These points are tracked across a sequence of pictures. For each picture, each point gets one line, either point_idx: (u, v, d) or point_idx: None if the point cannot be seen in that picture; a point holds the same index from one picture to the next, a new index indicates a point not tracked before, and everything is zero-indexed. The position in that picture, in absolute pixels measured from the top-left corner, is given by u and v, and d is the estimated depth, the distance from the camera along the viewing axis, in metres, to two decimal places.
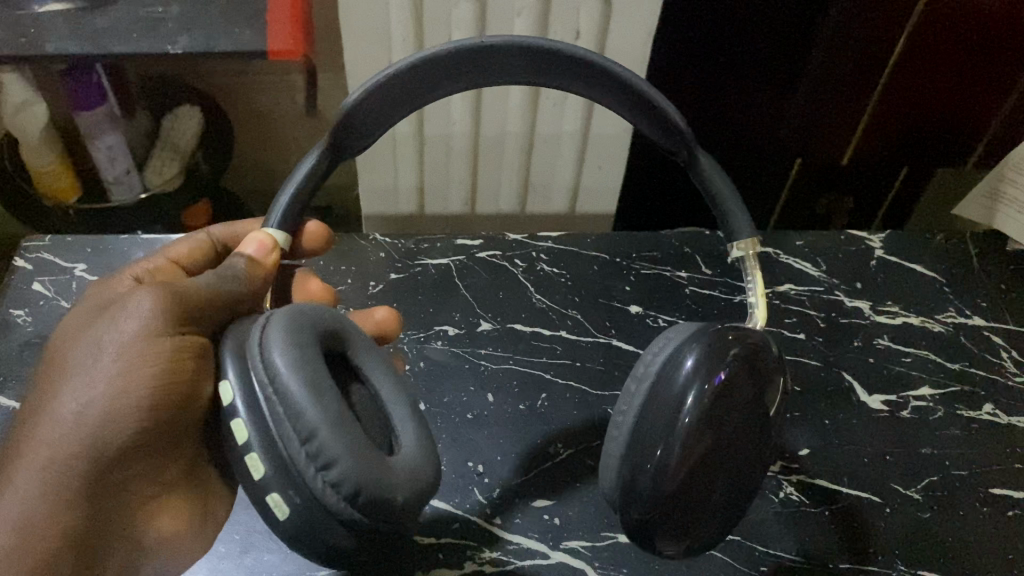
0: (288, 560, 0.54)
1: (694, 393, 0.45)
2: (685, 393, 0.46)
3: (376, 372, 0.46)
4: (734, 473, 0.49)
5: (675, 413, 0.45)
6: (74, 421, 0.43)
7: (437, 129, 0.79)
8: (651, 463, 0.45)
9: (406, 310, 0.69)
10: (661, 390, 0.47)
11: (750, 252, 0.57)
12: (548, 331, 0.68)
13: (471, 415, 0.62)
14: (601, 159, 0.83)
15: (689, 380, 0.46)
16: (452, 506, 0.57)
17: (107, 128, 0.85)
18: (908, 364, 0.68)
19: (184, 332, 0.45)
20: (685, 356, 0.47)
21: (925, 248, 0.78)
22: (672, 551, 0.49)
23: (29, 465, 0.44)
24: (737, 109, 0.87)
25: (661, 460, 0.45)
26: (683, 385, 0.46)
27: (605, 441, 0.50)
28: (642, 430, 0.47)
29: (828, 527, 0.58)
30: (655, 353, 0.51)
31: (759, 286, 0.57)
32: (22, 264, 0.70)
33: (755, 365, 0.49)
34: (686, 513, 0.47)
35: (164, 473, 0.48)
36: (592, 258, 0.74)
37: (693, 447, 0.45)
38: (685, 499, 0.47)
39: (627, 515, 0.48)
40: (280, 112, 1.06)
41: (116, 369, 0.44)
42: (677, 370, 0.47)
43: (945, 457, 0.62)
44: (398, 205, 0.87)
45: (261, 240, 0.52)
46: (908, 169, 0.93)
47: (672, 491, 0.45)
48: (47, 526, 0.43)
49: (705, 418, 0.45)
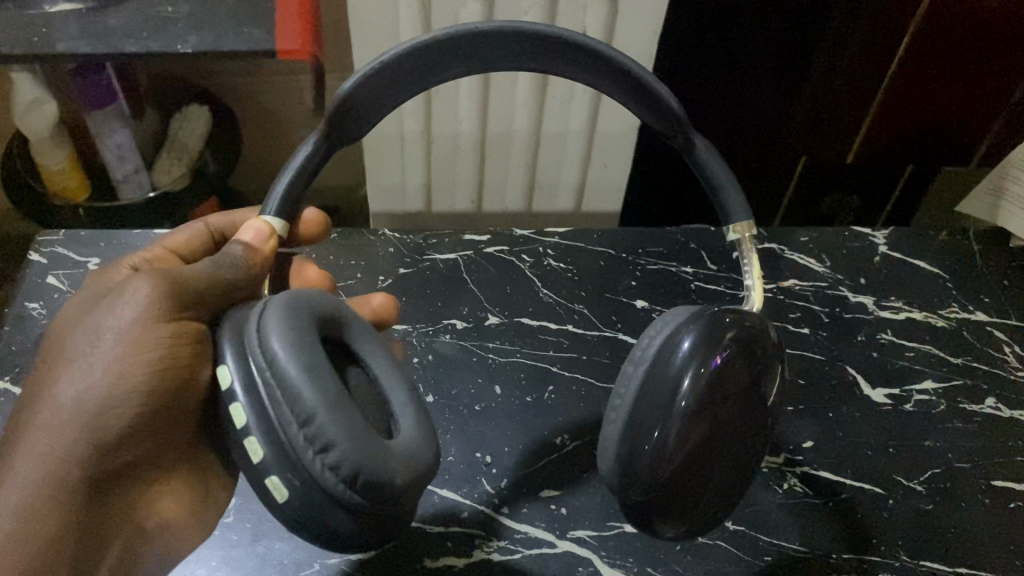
0: (299, 547, 0.55)
1: (689, 376, 0.46)
2: (680, 376, 0.46)
3: (374, 356, 0.47)
4: (735, 457, 0.49)
5: (670, 398, 0.46)
6: (73, 405, 0.45)
7: (445, 127, 0.80)
8: (648, 445, 0.46)
9: (414, 304, 0.69)
10: (657, 372, 0.47)
11: (745, 234, 0.58)
12: (555, 325, 0.69)
13: (479, 406, 0.63)
14: (606, 158, 0.83)
15: (685, 363, 0.47)
16: (459, 495, 0.58)
17: (118, 126, 0.87)
18: (910, 358, 0.68)
19: (181, 317, 0.46)
20: (682, 337, 0.48)
21: (929, 244, 0.78)
22: (673, 533, 0.50)
23: (27, 451, 0.45)
24: (740, 106, 0.88)
25: (658, 441, 0.46)
26: (678, 367, 0.47)
27: (602, 431, 0.50)
28: (641, 419, 0.47)
29: (831, 518, 0.59)
30: (650, 338, 0.51)
31: (755, 268, 0.57)
32: (36, 257, 0.71)
33: (753, 351, 0.49)
34: (685, 497, 0.48)
35: (163, 459, 0.49)
36: (597, 252, 0.75)
37: (688, 431, 0.46)
38: (686, 482, 0.47)
39: (627, 500, 0.48)
40: (288, 111, 1.06)
41: (113, 355, 0.45)
42: (674, 352, 0.48)
43: (947, 449, 0.63)
44: (404, 204, 0.88)
45: (259, 228, 0.52)
46: (912, 168, 0.94)
47: (669, 474, 0.46)
48: (46, 511, 0.44)
49: (700, 403, 0.46)
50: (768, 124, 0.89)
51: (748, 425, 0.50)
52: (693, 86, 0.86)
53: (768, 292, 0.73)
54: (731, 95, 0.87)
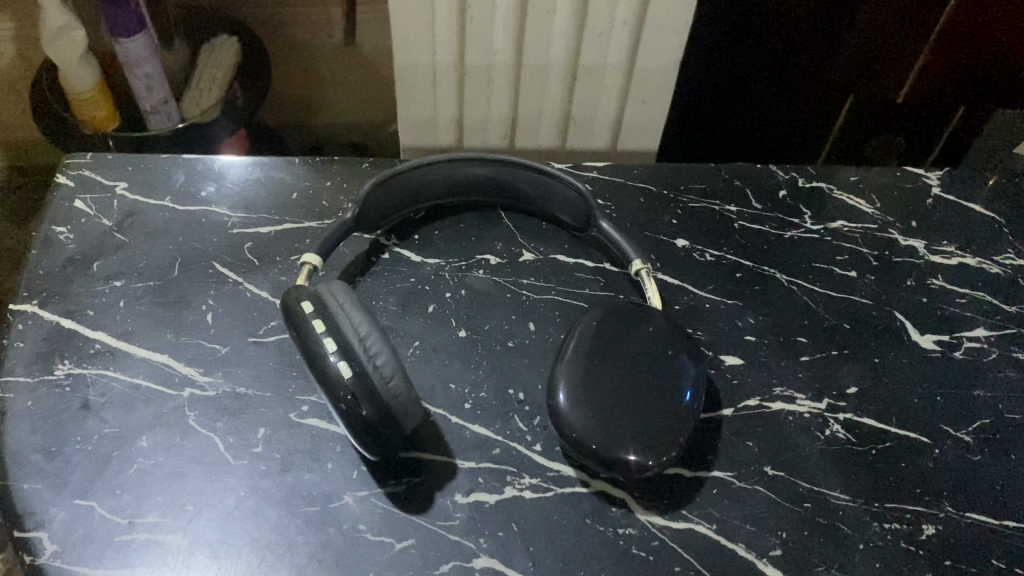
0: (328, 479, 0.54)
1: (561, 390, 0.54)
2: (556, 391, 0.54)
3: (339, 324, 0.50)
4: (664, 410, 0.53)
5: (568, 399, 0.54)
6: None
7: (478, 58, 0.76)
8: (579, 426, 0.53)
9: (447, 237, 0.67)
10: (565, 371, 0.55)
11: (641, 268, 0.61)
12: (591, 264, 0.66)
13: (512, 343, 0.61)
14: (645, 94, 0.80)
15: (553, 385, 0.55)
16: (491, 431, 0.57)
17: (147, 55, 0.84)
18: (962, 305, 0.66)
19: None
20: (572, 357, 0.56)
21: (987, 187, 0.74)
22: (652, 470, 0.52)
23: None
24: (783, 36, 0.82)
25: (585, 425, 0.52)
26: (554, 386, 0.55)
27: (558, 418, 0.54)
28: (554, 376, 0.56)
29: (874, 466, 0.57)
30: (574, 333, 0.58)
31: (650, 284, 0.61)
32: (63, 180, 0.69)
33: (608, 337, 0.57)
34: (646, 443, 0.52)
35: None
36: (636, 188, 0.72)
37: (601, 414, 0.53)
38: (630, 434, 0.52)
39: (601, 453, 0.52)
40: (317, 44, 1.03)
41: None
42: (562, 370, 0.55)
43: (998, 400, 0.60)
44: (435, 137, 0.85)
45: None
46: (964, 109, 0.85)
47: (612, 436, 0.52)
48: None
49: (590, 386, 0.54)
50: (816, 56, 0.84)
51: (678, 384, 0.54)
52: (733, 21, 0.81)
53: (816, 233, 0.70)
54: (774, 25, 0.81)
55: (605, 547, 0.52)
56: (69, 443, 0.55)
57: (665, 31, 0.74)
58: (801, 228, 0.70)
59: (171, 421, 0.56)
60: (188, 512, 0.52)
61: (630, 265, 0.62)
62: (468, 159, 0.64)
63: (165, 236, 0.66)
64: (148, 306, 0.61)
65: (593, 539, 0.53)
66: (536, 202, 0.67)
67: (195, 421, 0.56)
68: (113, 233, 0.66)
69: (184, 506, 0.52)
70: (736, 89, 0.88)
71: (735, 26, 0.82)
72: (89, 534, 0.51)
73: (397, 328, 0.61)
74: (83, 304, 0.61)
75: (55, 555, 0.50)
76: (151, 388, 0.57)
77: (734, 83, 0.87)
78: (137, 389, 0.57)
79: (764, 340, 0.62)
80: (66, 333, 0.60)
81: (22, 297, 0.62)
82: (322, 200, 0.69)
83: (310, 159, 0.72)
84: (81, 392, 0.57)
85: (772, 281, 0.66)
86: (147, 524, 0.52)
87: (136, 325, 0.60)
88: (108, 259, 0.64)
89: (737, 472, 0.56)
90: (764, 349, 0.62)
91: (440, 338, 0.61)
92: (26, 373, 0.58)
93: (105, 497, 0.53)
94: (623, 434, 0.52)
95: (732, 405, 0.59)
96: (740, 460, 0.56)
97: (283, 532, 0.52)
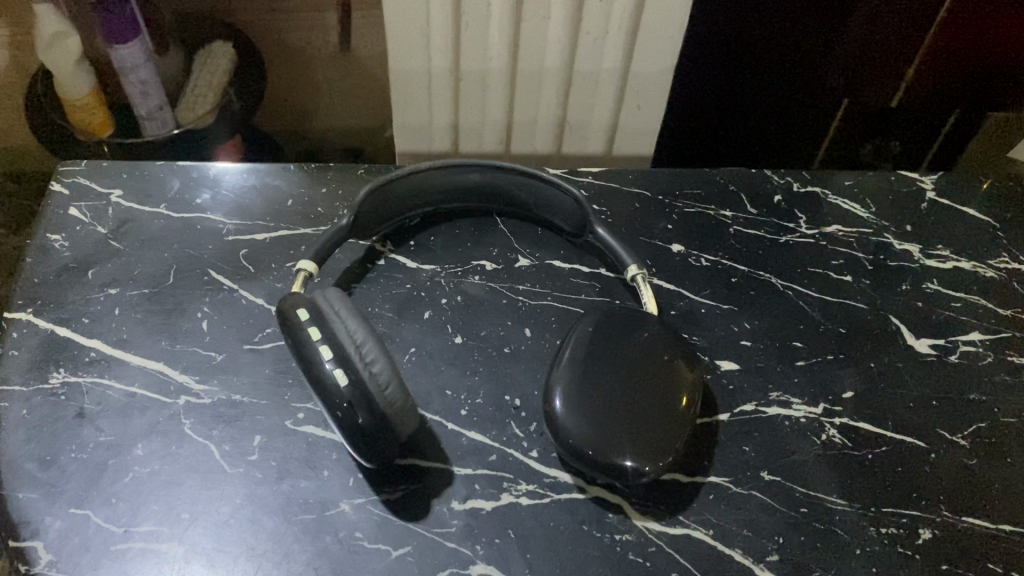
0: (324, 487, 0.54)
1: (557, 396, 0.54)
2: (552, 398, 0.54)
3: (336, 332, 0.50)
4: (661, 417, 0.53)
5: (565, 406, 0.53)
6: None
7: (474, 64, 0.76)
8: (576, 431, 0.52)
9: (443, 244, 0.67)
10: (561, 378, 0.55)
11: (637, 273, 0.61)
12: (588, 269, 0.66)
13: (508, 348, 0.61)
14: (640, 99, 0.80)
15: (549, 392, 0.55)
16: (487, 438, 0.57)
17: (142, 61, 0.83)
18: (957, 309, 0.66)
19: None
20: (568, 364, 0.56)
21: (981, 191, 0.74)
22: (650, 475, 0.52)
23: None
24: (777, 44, 0.82)
25: (582, 431, 0.52)
26: (551, 392, 0.55)
27: (554, 424, 0.54)
28: (550, 381, 0.55)
29: (869, 471, 0.57)
30: (569, 340, 0.58)
31: (646, 289, 0.61)
32: (58, 188, 0.69)
33: (604, 343, 0.57)
34: (643, 448, 0.52)
35: None
36: (633, 194, 0.72)
37: (597, 420, 0.53)
38: (627, 439, 0.52)
39: (598, 459, 0.52)
40: (313, 50, 1.03)
41: None
42: (557, 377, 0.55)
43: (993, 404, 0.61)
44: (432, 143, 0.85)
45: None
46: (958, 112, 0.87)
47: (609, 442, 0.52)
48: None
49: (585, 392, 0.54)
50: (810, 60, 0.84)
51: (674, 391, 0.54)
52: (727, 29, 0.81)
53: (811, 238, 0.70)
54: (770, 29, 0.81)
55: (602, 553, 0.52)
56: (64, 452, 0.54)
57: (660, 35, 0.74)
58: (796, 232, 0.70)
59: (167, 429, 0.56)
60: (185, 519, 0.52)
61: (625, 270, 0.62)
62: (464, 164, 0.64)
63: (160, 243, 0.66)
64: (143, 314, 0.61)
65: (590, 544, 0.53)
66: (532, 208, 0.67)
67: (192, 429, 0.56)
68: (108, 241, 0.65)
69: (180, 513, 0.52)
70: (731, 94, 0.88)
71: (730, 34, 0.82)
72: (86, 542, 0.51)
73: (394, 334, 0.61)
74: (79, 312, 0.61)
75: (51, 564, 0.50)
76: (147, 396, 0.57)
77: (730, 89, 0.88)
78: (132, 398, 0.57)
79: (760, 344, 0.62)
80: (61, 343, 0.59)
81: (17, 305, 0.62)
82: (318, 207, 0.69)
83: (306, 167, 0.72)
84: (76, 400, 0.57)
85: (767, 285, 0.66)
86: (144, 532, 0.52)
87: (131, 333, 0.60)
88: (104, 267, 0.64)
89: (734, 477, 0.56)
90: (760, 355, 0.62)
91: (436, 344, 0.61)
92: (21, 380, 0.58)
93: (102, 506, 0.52)
94: (620, 440, 0.52)
95: (728, 410, 0.59)
96: (737, 466, 0.56)
97: (281, 540, 0.52)
